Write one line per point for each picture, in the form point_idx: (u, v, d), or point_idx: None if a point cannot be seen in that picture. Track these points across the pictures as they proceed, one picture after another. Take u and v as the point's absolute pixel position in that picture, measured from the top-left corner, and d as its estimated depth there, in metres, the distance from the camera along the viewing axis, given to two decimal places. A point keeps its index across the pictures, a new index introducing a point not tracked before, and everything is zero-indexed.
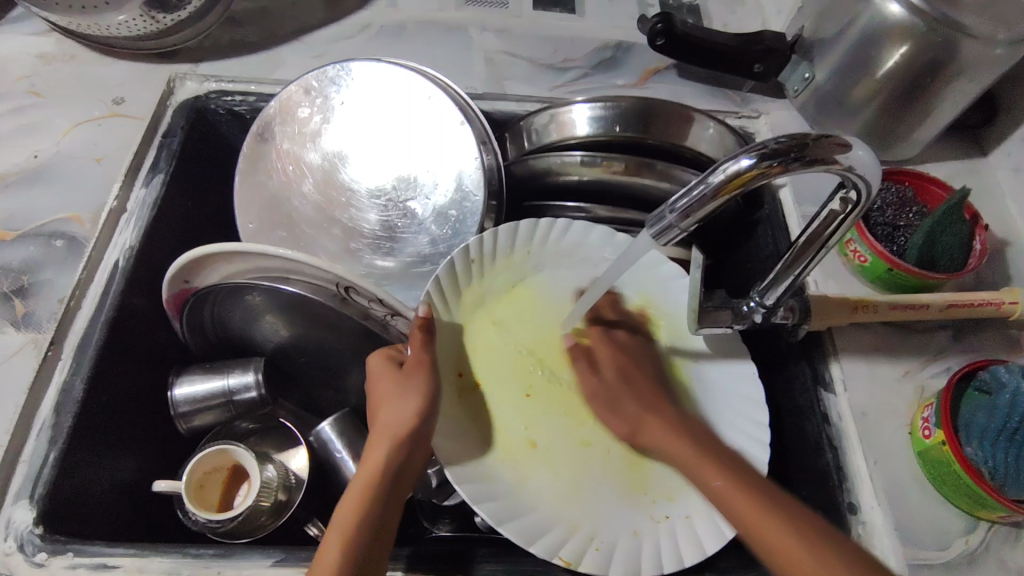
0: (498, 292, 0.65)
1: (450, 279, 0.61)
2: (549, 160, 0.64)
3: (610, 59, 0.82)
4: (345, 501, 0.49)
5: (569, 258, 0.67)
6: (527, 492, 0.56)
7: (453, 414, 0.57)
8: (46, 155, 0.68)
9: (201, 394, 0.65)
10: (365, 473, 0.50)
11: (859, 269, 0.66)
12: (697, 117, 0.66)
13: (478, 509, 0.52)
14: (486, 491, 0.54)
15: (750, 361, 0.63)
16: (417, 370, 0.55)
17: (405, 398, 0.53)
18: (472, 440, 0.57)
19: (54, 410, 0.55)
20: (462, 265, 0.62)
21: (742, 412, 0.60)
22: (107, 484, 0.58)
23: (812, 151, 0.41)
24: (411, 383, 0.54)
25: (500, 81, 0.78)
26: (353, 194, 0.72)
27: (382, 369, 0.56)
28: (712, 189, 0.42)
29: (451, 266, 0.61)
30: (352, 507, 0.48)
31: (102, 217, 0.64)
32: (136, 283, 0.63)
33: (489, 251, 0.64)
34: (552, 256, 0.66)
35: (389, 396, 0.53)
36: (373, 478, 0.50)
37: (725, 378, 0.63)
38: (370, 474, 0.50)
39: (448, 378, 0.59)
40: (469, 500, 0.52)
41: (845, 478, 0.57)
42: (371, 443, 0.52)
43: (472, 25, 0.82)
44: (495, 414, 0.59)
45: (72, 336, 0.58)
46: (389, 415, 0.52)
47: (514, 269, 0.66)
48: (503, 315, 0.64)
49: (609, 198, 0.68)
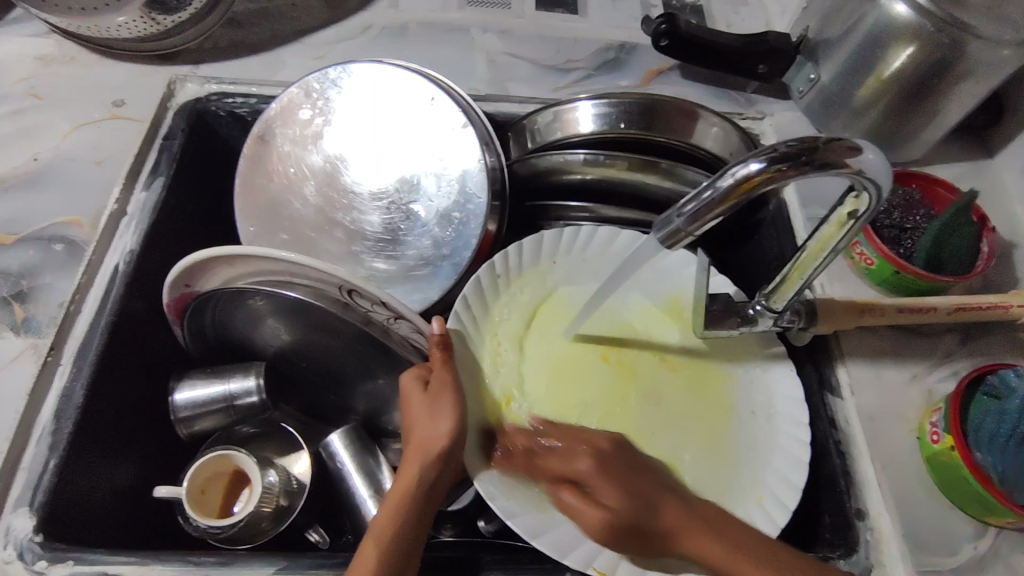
0: (523, 305, 0.65)
1: (477, 293, 0.63)
2: (552, 158, 0.64)
3: (613, 59, 0.81)
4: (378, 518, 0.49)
5: (593, 268, 0.67)
6: (562, 502, 0.54)
7: (482, 430, 0.57)
8: (46, 158, 0.68)
9: (202, 398, 0.65)
10: (397, 491, 0.50)
11: (865, 272, 0.65)
12: (702, 114, 0.65)
13: (511, 524, 0.51)
14: (517, 503, 0.53)
15: (763, 364, 0.63)
16: (445, 388, 0.54)
17: (436, 416, 0.53)
18: (501, 451, 0.56)
19: (54, 416, 0.54)
20: (489, 280, 0.63)
21: (767, 422, 0.60)
22: (107, 491, 0.57)
23: (822, 155, 0.40)
24: (440, 400, 0.53)
25: (502, 82, 0.77)
26: (355, 195, 0.71)
27: (415, 388, 0.55)
28: (720, 194, 0.41)
29: (478, 281, 0.63)
30: (385, 526, 0.48)
31: (102, 221, 0.63)
32: (136, 287, 0.62)
33: (513, 265, 0.65)
34: (576, 267, 0.67)
35: (420, 415, 0.53)
36: (404, 495, 0.50)
37: (737, 382, 0.62)
38: (401, 491, 0.50)
39: (476, 392, 0.59)
40: (502, 515, 0.52)
41: (852, 484, 0.57)
42: (404, 462, 0.52)
43: (475, 26, 0.82)
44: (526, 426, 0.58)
45: (72, 342, 0.57)
46: (421, 433, 0.52)
47: (540, 281, 0.66)
48: (527, 326, 0.64)
49: (614, 196, 0.67)
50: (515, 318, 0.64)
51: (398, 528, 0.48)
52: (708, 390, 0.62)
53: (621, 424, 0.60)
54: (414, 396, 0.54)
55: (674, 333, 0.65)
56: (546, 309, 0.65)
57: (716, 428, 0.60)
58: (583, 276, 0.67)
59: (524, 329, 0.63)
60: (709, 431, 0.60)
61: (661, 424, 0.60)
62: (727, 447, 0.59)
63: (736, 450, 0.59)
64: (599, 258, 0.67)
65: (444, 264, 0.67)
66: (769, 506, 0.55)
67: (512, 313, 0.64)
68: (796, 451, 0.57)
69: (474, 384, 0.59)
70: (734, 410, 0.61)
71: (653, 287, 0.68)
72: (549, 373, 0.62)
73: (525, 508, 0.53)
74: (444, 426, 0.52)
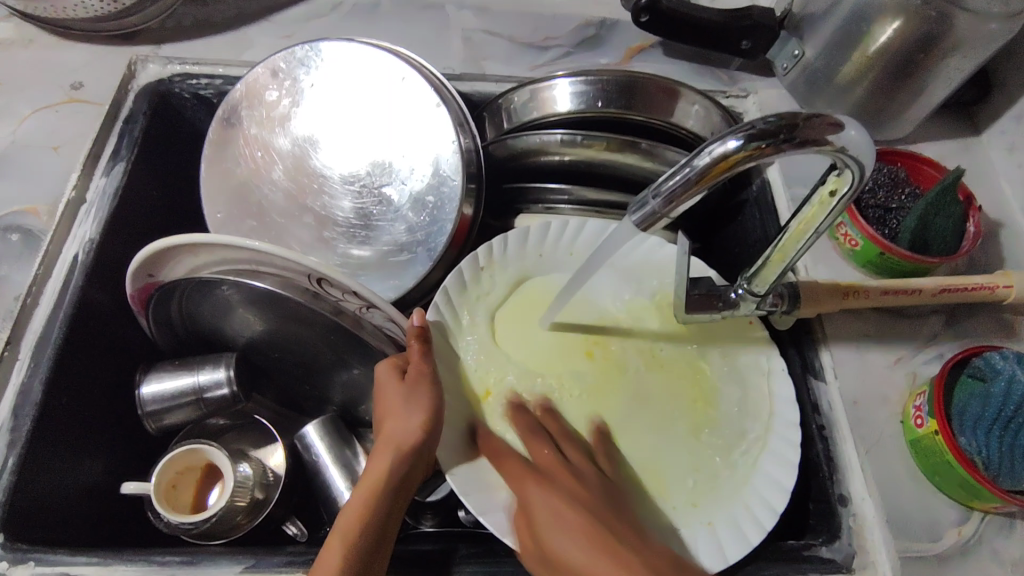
0: (507, 299, 0.63)
1: (458, 286, 0.61)
2: (528, 139, 0.62)
3: (593, 36, 0.78)
4: (345, 513, 0.47)
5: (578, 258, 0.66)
6: None
7: (457, 423, 0.55)
8: (2, 145, 0.65)
9: (170, 392, 0.63)
10: (364, 486, 0.48)
11: (849, 254, 0.64)
12: (683, 92, 0.63)
13: (483, 521, 0.51)
14: (491, 501, 0.52)
15: (751, 351, 0.61)
16: (422, 379, 0.53)
17: (411, 407, 0.51)
18: (476, 446, 0.55)
19: (11, 413, 0.52)
20: (471, 273, 0.62)
21: (748, 405, 0.58)
22: (72, 489, 0.56)
23: (802, 132, 0.39)
24: (417, 392, 0.52)
25: (478, 61, 0.75)
26: (326, 179, 0.69)
27: (387, 378, 0.54)
28: (697, 173, 0.40)
29: (460, 274, 0.62)
30: (352, 520, 0.46)
31: (60, 209, 0.61)
32: (98, 277, 0.60)
33: (497, 256, 0.64)
34: (563, 256, 0.66)
35: (393, 405, 0.52)
36: (375, 488, 0.48)
37: (725, 368, 0.61)
38: (370, 486, 0.48)
39: (456, 389, 0.58)
40: (474, 512, 0.51)
41: (835, 470, 0.55)
42: (373, 454, 0.51)
43: (450, 3, 0.79)
44: (506, 422, 0.57)
45: (30, 336, 0.55)
46: (392, 425, 0.51)
47: (525, 273, 0.65)
48: (508, 319, 0.62)
49: (594, 178, 0.66)
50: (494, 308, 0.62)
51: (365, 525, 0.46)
52: (696, 379, 0.61)
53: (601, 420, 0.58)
54: (390, 385, 0.53)
55: (656, 319, 0.64)
56: (529, 299, 0.64)
57: (701, 419, 0.58)
58: (570, 264, 0.66)
59: (505, 321, 0.62)
60: (694, 426, 0.58)
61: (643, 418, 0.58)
62: (712, 438, 0.57)
63: (722, 444, 0.57)
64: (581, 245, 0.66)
65: (419, 250, 0.65)
66: (751, 495, 0.54)
67: (495, 306, 0.63)
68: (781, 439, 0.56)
69: (453, 378, 0.58)
70: (720, 401, 0.59)
71: (636, 273, 0.66)
72: (529, 365, 0.60)
73: (499, 506, 0.52)
74: (418, 418, 0.51)
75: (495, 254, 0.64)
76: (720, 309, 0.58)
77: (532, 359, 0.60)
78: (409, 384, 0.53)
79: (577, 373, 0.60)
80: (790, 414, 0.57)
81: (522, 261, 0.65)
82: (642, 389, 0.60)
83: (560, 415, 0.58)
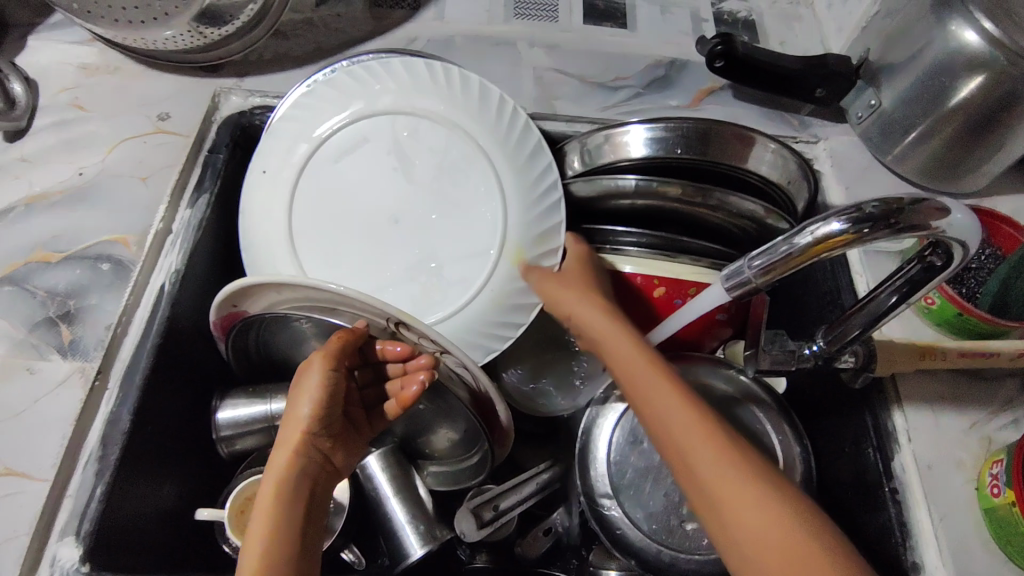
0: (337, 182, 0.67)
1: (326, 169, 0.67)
2: (603, 183, 0.65)
3: (663, 77, 0.79)
4: (259, 504, 0.49)
5: (379, 175, 0.67)
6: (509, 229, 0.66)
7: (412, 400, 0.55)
8: (92, 173, 0.66)
9: (244, 418, 0.64)
10: (271, 480, 0.50)
11: (924, 311, 0.63)
12: (758, 138, 0.63)
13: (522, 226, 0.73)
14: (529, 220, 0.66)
15: (768, 400, 0.68)
16: (307, 365, 0.54)
17: (299, 396, 0.53)
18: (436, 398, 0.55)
19: (101, 442, 0.54)
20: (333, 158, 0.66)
21: (448, 268, 0.65)
22: (152, 516, 0.57)
23: (905, 218, 0.39)
24: (304, 377, 0.54)
25: (549, 100, 0.75)
26: (352, 183, 0.67)
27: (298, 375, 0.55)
28: (797, 250, 0.41)
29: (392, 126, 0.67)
30: (265, 508, 0.48)
31: (148, 240, 0.63)
32: (181, 307, 0.61)
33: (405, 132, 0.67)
34: (364, 178, 0.67)
35: (290, 423, 0.52)
36: (280, 479, 0.50)
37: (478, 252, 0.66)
38: (275, 478, 0.49)
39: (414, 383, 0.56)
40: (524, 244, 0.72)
41: (907, 536, 0.55)
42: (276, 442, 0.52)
43: (522, 40, 0.80)
44: (428, 193, 0.67)
45: (119, 365, 0.57)
46: (288, 416, 0.53)
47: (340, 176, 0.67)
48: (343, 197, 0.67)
49: (672, 219, 0.68)
50: (291, 188, 0.66)
51: (281, 525, 0.48)
52: (431, 257, 0.66)
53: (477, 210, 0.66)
54: (291, 405, 0.53)
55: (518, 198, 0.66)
56: (333, 197, 0.66)
57: None
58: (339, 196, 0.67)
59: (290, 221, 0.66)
60: (422, 276, 0.65)
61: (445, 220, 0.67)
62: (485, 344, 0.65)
63: (442, 280, 0.65)
64: (410, 173, 0.67)
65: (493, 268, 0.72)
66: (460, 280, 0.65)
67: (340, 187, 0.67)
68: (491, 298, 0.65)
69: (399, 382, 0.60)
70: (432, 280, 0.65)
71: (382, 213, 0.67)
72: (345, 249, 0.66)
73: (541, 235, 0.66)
74: (308, 403, 0.53)
75: (423, 74, 0.68)
76: (773, 395, 0.68)
77: (414, 183, 0.67)
78: (298, 378, 0.54)
79: (431, 202, 0.67)
80: (493, 299, 0.65)
81: (498, 101, 0.69)
82: (416, 238, 0.66)
83: (437, 197, 0.67)
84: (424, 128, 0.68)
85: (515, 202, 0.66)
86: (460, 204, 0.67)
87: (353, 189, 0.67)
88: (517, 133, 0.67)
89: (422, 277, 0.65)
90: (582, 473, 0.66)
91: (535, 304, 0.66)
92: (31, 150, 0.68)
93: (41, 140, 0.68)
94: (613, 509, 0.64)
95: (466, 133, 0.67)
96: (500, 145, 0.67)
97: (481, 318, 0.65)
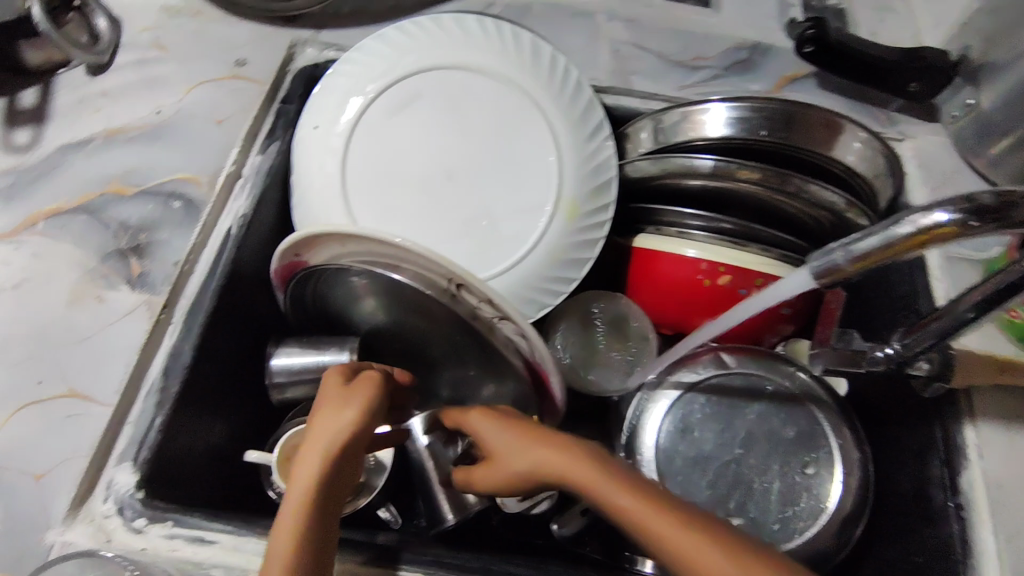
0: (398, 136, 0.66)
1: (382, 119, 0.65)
2: (675, 162, 0.63)
3: (745, 60, 0.76)
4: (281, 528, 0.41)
5: (436, 128, 0.66)
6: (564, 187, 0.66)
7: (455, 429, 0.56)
8: (169, 113, 0.67)
9: (297, 366, 0.65)
10: (294, 509, 0.42)
11: (1006, 325, 0.60)
12: (847, 126, 0.60)
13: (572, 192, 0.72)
14: (584, 183, 0.66)
15: (827, 403, 0.65)
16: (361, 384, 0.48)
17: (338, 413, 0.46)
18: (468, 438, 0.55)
19: (162, 374, 0.55)
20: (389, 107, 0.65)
21: (503, 225, 0.65)
22: (205, 452, 0.58)
23: (1018, 214, 0.37)
24: (353, 397, 0.47)
25: (626, 75, 0.74)
26: (406, 134, 0.66)
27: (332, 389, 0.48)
28: (893, 241, 0.40)
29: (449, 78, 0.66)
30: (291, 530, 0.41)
31: (219, 182, 0.63)
32: (246, 251, 0.62)
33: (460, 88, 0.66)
34: (420, 130, 0.66)
35: (318, 443, 0.45)
36: (307, 502, 0.42)
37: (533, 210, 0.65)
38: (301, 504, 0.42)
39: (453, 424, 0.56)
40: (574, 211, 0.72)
41: (970, 553, 0.53)
42: (298, 459, 0.44)
43: (601, 11, 0.78)
44: (483, 149, 0.66)
45: (184, 302, 0.58)
46: (318, 430, 0.46)
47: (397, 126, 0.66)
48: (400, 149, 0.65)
49: (742, 204, 0.66)
50: (343, 142, 0.65)
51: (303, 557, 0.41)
52: (485, 214, 0.65)
53: (532, 169, 0.66)
54: (325, 418, 0.46)
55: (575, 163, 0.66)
56: (390, 148, 0.65)
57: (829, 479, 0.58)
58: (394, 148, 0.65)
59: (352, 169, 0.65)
60: (475, 232, 0.65)
61: (499, 177, 0.66)
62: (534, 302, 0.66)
63: (495, 236, 0.65)
64: (464, 125, 0.66)
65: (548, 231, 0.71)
66: (512, 237, 0.65)
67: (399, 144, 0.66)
68: (547, 257, 0.65)
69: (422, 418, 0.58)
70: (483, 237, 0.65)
71: (435, 163, 0.65)
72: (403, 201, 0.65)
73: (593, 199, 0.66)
74: (352, 422, 0.46)
75: (474, 28, 0.67)
76: (834, 397, 0.66)
77: (470, 137, 0.66)
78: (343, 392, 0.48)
79: (487, 156, 0.66)
80: (548, 258, 0.65)
81: (549, 56, 0.67)
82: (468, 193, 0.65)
83: (492, 151, 0.66)
84: (477, 83, 0.67)
85: (570, 160, 0.66)
86: (515, 160, 0.66)
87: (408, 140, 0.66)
88: (572, 91, 0.67)
89: (476, 231, 0.65)
90: (629, 457, 0.65)
91: (588, 261, 0.67)
92: (112, 86, 0.69)
93: (122, 77, 0.69)
94: None
95: (522, 90, 0.66)
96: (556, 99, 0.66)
97: (534, 276, 0.65)
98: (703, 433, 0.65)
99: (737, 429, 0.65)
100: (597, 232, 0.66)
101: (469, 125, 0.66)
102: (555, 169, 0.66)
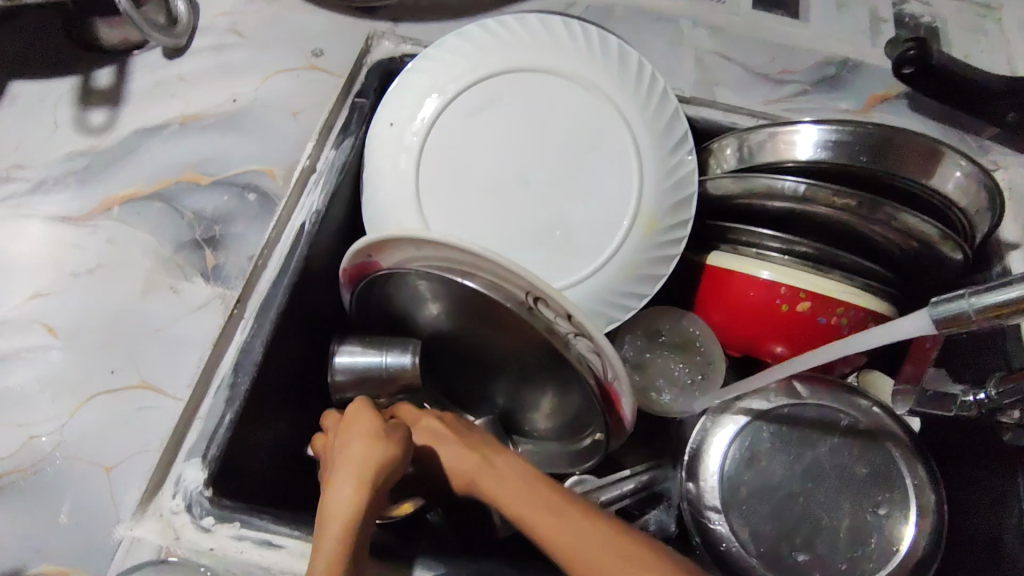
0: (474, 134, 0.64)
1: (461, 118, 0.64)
2: (758, 182, 0.60)
3: (833, 77, 0.73)
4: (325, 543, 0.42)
5: (515, 129, 0.64)
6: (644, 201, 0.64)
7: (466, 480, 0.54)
8: (245, 101, 0.66)
9: (360, 366, 0.64)
10: (336, 527, 0.43)
11: None
12: (947, 153, 0.57)
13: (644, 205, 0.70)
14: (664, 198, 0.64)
15: (902, 443, 0.63)
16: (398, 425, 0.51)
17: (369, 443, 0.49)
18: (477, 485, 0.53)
19: (233, 370, 0.54)
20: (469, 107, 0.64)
21: (577, 233, 0.63)
22: (269, 451, 0.57)
23: None
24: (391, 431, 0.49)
25: (710, 85, 0.72)
26: (483, 134, 0.64)
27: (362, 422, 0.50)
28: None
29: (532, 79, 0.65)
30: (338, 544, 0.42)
31: (295, 175, 0.63)
32: (317, 247, 0.61)
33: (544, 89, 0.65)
34: (497, 131, 0.64)
35: (358, 468, 0.47)
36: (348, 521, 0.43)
37: (610, 220, 0.63)
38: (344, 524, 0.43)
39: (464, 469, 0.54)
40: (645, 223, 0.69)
41: None
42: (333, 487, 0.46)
43: (686, 17, 0.75)
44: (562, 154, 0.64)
45: (256, 297, 0.57)
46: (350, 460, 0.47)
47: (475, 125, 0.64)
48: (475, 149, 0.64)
49: (826, 229, 0.63)
50: (419, 141, 0.63)
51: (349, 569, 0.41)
52: (559, 221, 0.63)
53: (611, 179, 0.64)
54: (357, 450, 0.48)
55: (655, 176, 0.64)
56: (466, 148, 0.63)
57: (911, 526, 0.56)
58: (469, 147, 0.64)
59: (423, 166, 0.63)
60: (548, 239, 0.62)
61: (576, 184, 0.64)
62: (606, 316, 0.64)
63: (568, 245, 0.63)
64: (544, 129, 0.64)
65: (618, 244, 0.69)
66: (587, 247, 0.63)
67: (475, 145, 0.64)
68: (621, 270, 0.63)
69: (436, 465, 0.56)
70: (555, 244, 0.63)
71: (512, 164, 0.63)
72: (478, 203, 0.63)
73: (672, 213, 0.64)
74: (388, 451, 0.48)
75: (560, 31, 0.66)
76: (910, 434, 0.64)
77: (549, 141, 0.64)
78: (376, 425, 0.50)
79: (565, 162, 0.64)
80: (621, 271, 0.63)
81: (634, 65, 0.66)
82: (544, 199, 0.63)
83: (571, 158, 0.64)
84: (560, 88, 0.65)
85: (651, 173, 0.64)
86: (595, 168, 0.64)
87: (485, 140, 0.64)
88: (657, 101, 0.65)
89: (550, 238, 0.62)
90: (690, 481, 0.63)
91: (662, 277, 0.64)
92: (189, 71, 0.68)
93: (199, 61, 0.68)
94: (720, 524, 0.61)
95: (606, 97, 0.64)
96: (641, 110, 0.64)
97: (606, 289, 0.63)
98: (770, 465, 0.63)
99: (806, 462, 0.63)
100: (674, 248, 0.64)
101: (550, 129, 0.65)
102: (635, 181, 0.64)
